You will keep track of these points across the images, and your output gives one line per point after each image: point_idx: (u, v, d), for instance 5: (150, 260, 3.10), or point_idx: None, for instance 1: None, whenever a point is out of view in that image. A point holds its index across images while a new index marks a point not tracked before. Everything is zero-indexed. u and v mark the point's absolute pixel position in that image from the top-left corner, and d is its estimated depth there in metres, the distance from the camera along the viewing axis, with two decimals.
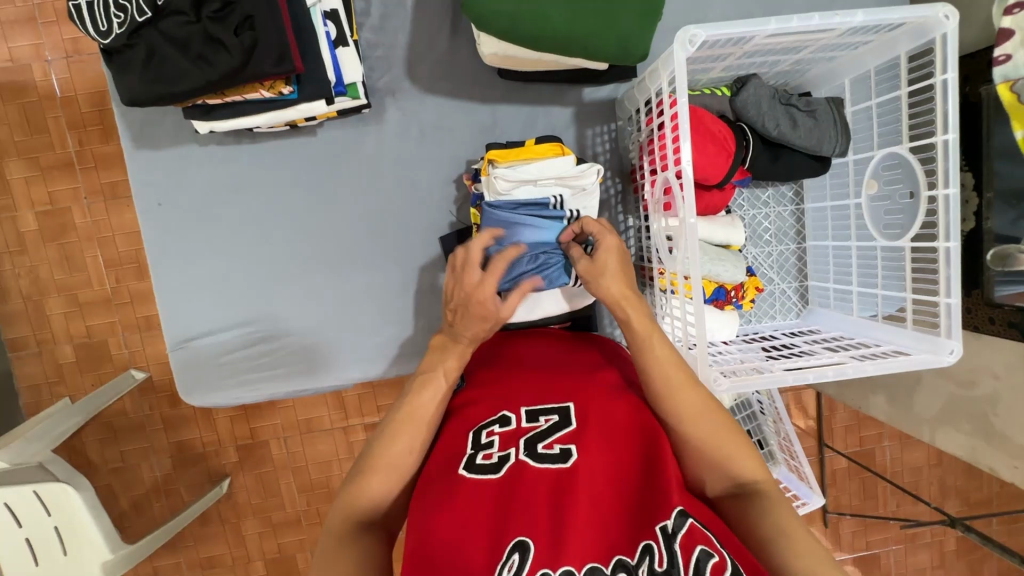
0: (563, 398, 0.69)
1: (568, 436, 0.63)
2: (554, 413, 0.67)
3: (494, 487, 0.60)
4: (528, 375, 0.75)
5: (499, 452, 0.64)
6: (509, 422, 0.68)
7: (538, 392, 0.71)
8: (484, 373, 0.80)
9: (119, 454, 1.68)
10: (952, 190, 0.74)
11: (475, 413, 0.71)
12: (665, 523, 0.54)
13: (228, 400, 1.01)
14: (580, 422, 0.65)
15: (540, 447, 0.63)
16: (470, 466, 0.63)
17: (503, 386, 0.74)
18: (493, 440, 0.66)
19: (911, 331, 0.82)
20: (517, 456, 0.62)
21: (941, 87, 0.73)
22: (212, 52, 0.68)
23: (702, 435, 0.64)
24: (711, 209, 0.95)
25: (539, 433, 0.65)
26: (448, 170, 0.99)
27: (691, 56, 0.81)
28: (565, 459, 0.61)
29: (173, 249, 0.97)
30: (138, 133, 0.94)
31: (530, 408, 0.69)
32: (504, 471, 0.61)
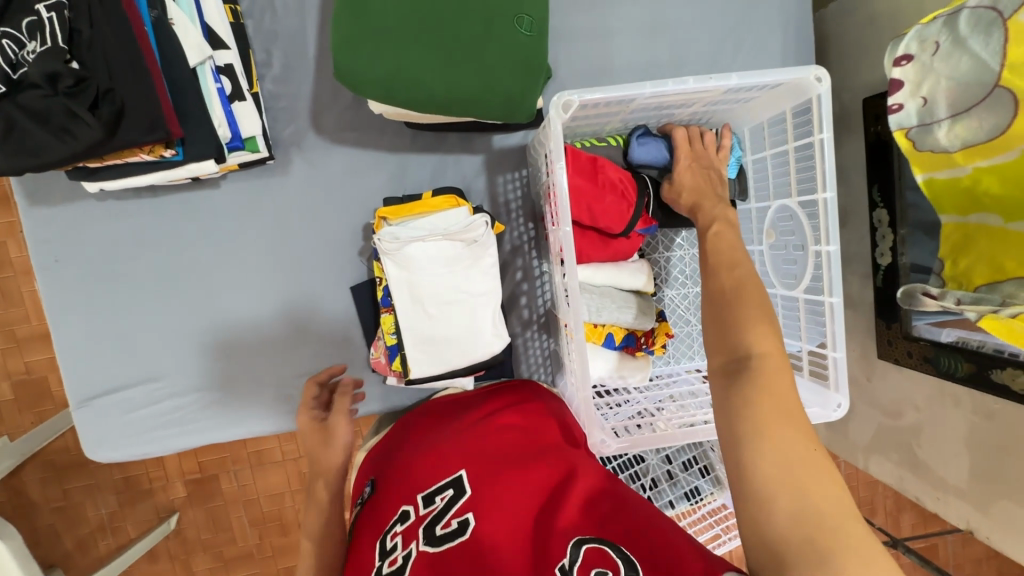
0: (455, 468, 0.68)
1: (465, 505, 0.63)
2: (447, 488, 0.66)
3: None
4: (425, 454, 0.73)
5: (402, 552, 0.61)
6: (408, 515, 0.65)
7: (432, 469, 0.70)
8: (389, 465, 0.77)
9: (62, 493, 1.64)
10: (833, 247, 0.75)
11: (380, 514, 0.69)
12: (562, 561, 0.53)
13: (137, 457, 0.99)
14: (473, 488, 0.64)
15: (438, 529, 0.61)
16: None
17: (404, 470, 0.72)
18: (397, 542, 0.63)
19: (806, 383, 0.83)
20: (418, 548, 0.60)
21: (819, 146, 0.73)
22: (75, 124, 0.66)
23: (728, 319, 0.57)
24: (620, 254, 0.95)
25: (437, 514, 0.63)
26: (359, 219, 0.98)
27: (581, 112, 0.81)
28: (463, 533, 0.60)
29: (74, 307, 0.94)
30: (30, 190, 0.91)
31: (425, 492, 0.67)
32: (408, 571, 0.58)
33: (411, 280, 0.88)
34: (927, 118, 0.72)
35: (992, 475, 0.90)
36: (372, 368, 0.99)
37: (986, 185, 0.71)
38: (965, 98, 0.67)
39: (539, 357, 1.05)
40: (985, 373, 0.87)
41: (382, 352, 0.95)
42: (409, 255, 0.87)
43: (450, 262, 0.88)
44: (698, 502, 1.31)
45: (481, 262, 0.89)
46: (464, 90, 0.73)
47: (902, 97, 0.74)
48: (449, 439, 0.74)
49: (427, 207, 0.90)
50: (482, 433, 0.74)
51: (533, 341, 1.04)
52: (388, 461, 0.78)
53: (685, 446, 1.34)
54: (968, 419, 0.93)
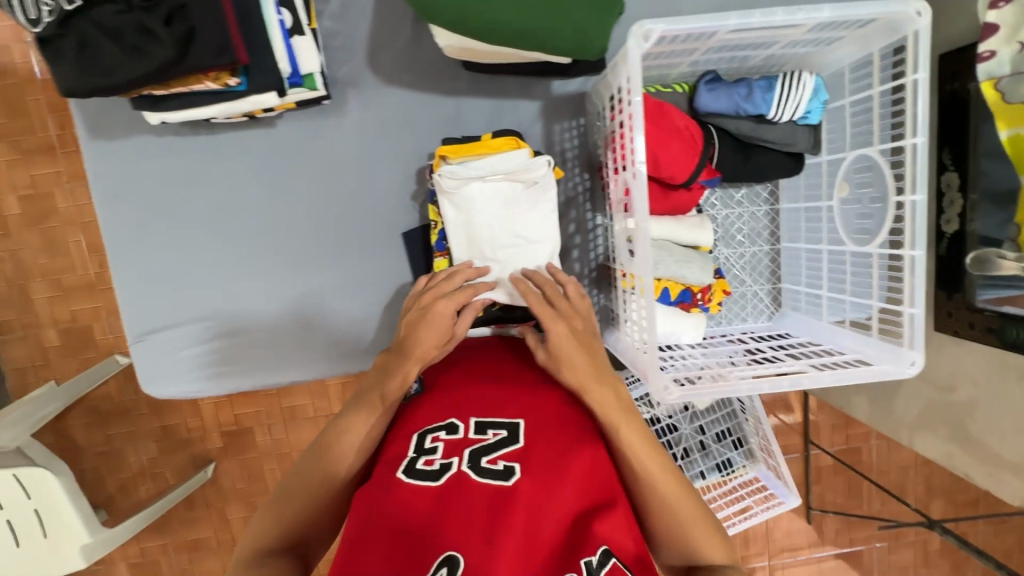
0: (515, 412, 0.70)
1: (515, 451, 0.65)
2: (502, 428, 0.68)
3: (433, 495, 0.61)
4: (481, 386, 0.75)
5: (442, 460, 0.65)
6: (457, 430, 0.69)
7: (491, 403, 0.72)
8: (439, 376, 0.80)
9: (106, 438, 1.69)
10: (919, 196, 0.71)
11: (423, 414, 0.72)
12: (589, 558, 0.56)
13: (190, 394, 1.01)
14: (528, 439, 0.66)
15: (483, 460, 0.64)
16: (409, 471, 0.64)
17: (458, 391, 0.75)
18: (438, 446, 0.67)
19: (877, 341, 0.80)
20: (460, 467, 0.64)
21: (912, 87, 0.69)
22: (147, 43, 0.65)
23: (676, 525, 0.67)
24: (680, 209, 0.93)
25: (485, 446, 0.66)
26: (412, 165, 0.97)
27: (656, 51, 0.77)
28: (508, 476, 0.62)
29: (132, 242, 0.96)
30: (92, 123, 0.91)
31: (479, 418, 0.70)
32: (444, 480, 0.62)
33: (470, 222, 0.88)
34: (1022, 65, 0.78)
35: None
36: None
37: None
38: None
39: None
40: None
41: None
42: (466, 195, 0.86)
43: (508, 204, 0.87)
44: (729, 473, 1.36)
45: (538, 207, 0.88)
46: (536, 18, 0.69)
47: (995, 43, 0.80)
48: (508, 383, 0.76)
49: (489, 150, 0.88)
50: (542, 388, 0.75)
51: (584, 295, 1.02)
52: (438, 375, 0.81)
53: (718, 418, 1.38)
54: None
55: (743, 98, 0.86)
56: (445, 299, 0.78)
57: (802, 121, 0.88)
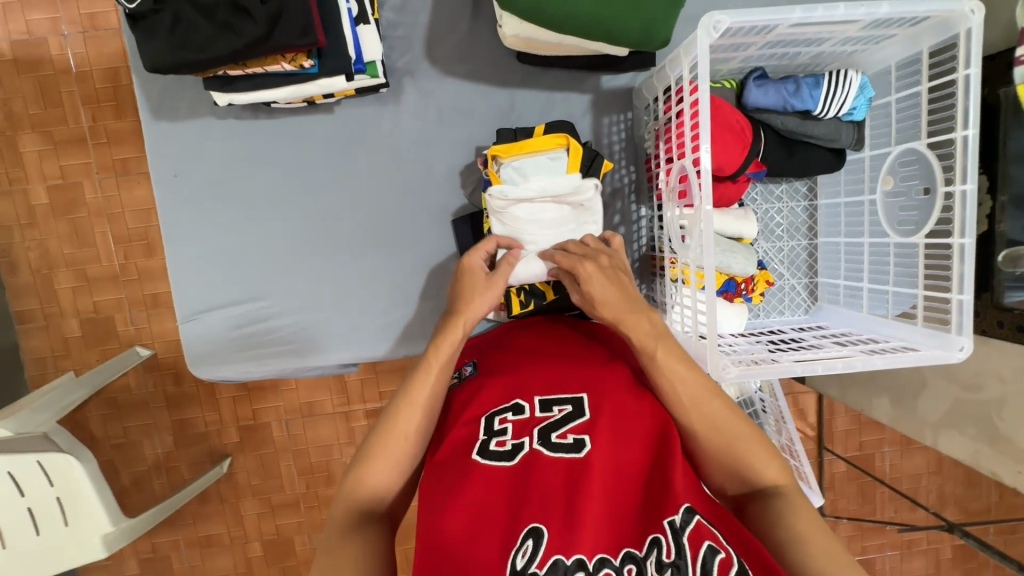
0: (577, 388, 0.70)
1: (583, 426, 0.65)
2: (567, 403, 0.68)
3: (508, 474, 0.62)
4: (540, 365, 0.75)
5: (513, 440, 0.65)
6: (522, 410, 0.69)
7: (552, 381, 0.72)
8: (494, 358, 0.80)
9: (123, 430, 1.67)
10: (969, 186, 0.74)
11: (486, 395, 0.72)
12: (672, 517, 0.56)
13: (238, 373, 1.02)
14: (593, 413, 0.66)
15: (553, 436, 0.64)
16: (482, 452, 0.64)
17: (518, 371, 0.75)
18: (507, 427, 0.67)
19: (922, 328, 0.82)
20: (531, 445, 0.64)
21: (965, 81, 0.72)
22: (237, 20, 0.68)
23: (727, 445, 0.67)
24: (725, 200, 0.96)
25: (553, 422, 0.66)
26: (462, 153, 0.99)
27: (714, 44, 0.81)
28: (579, 449, 0.62)
29: (187, 221, 0.97)
30: (155, 104, 0.94)
31: (543, 396, 0.70)
32: (517, 459, 0.63)
33: (525, 206, 0.89)
34: None
35: None
36: None
37: None
38: None
39: None
40: None
41: None
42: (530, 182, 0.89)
43: (557, 221, 0.89)
44: None
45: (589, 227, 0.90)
46: (605, 8, 0.73)
47: None
48: (565, 361, 0.75)
49: (544, 146, 0.90)
50: (600, 364, 0.74)
51: None
52: (493, 357, 0.81)
53: None
54: None
55: (791, 94, 0.90)
56: (476, 251, 0.83)
57: (847, 118, 0.91)
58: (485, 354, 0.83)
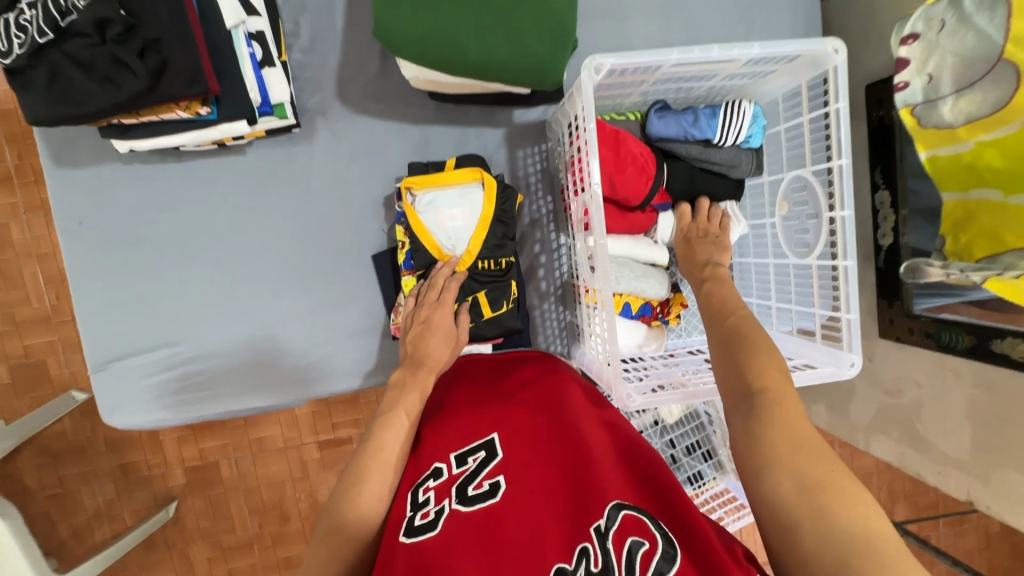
0: (487, 431, 0.71)
1: (497, 468, 0.65)
2: (480, 450, 0.69)
3: (431, 542, 0.59)
4: (458, 420, 0.75)
5: (434, 508, 0.63)
6: (442, 473, 0.68)
7: (466, 433, 0.72)
8: (419, 428, 0.79)
9: (59, 479, 1.59)
10: (848, 211, 0.78)
11: (410, 473, 0.71)
12: (597, 522, 0.56)
13: (155, 422, 0.99)
14: (506, 452, 0.67)
15: (469, 489, 0.64)
16: (408, 530, 0.61)
17: (436, 432, 0.75)
18: (430, 496, 0.65)
19: (820, 346, 0.86)
20: (450, 505, 0.63)
21: (835, 114, 0.77)
22: (120, 74, 0.68)
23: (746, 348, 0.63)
24: (636, 228, 0.98)
25: (469, 474, 0.66)
26: (380, 189, 1.00)
27: (607, 82, 0.84)
28: (494, 493, 0.62)
29: (97, 268, 0.95)
30: (57, 151, 0.92)
31: (458, 452, 0.70)
32: (440, 525, 0.60)
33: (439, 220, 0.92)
34: (933, 94, 0.77)
35: (990, 446, 0.90)
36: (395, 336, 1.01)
37: (988, 160, 0.74)
38: (970, 71, 0.71)
39: (556, 328, 1.07)
40: (986, 344, 0.88)
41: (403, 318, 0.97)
42: (440, 204, 0.92)
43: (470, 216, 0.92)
44: (700, 486, 1.39)
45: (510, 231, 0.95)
46: (493, 53, 0.75)
47: (908, 74, 0.79)
48: (479, 409, 0.76)
49: (454, 180, 0.93)
50: (513, 404, 0.75)
51: (551, 313, 1.06)
52: (420, 424, 0.80)
53: (686, 432, 1.42)
54: (969, 392, 0.93)
55: (690, 124, 0.93)
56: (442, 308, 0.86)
57: (745, 145, 0.95)
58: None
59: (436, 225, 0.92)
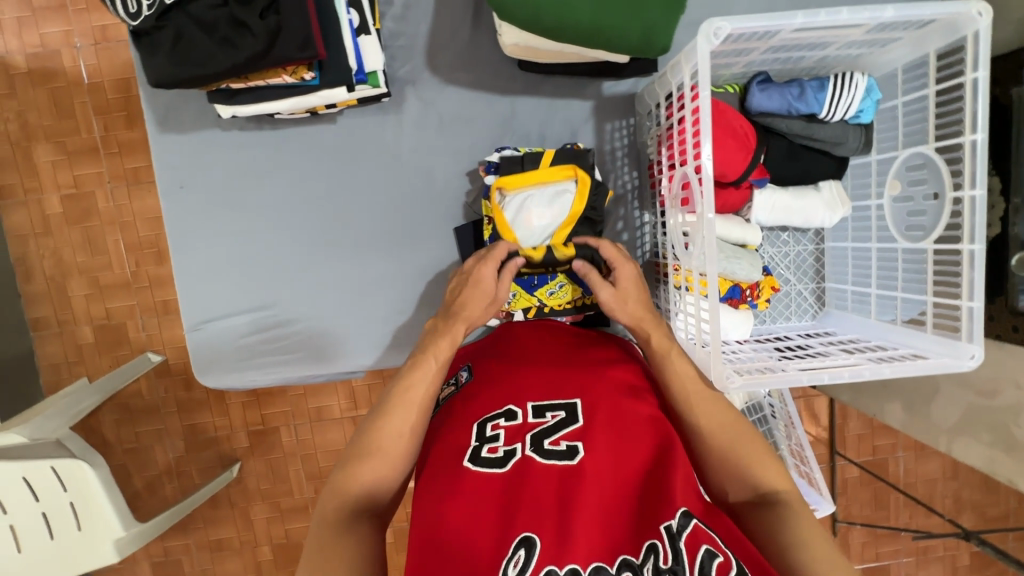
0: (570, 394, 0.72)
1: (575, 433, 0.66)
2: (561, 409, 0.70)
3: (498, 481, 0.63)
4: (540, 373, 0.76)
5: (505, 446, 0.66)
6: (515, 416, 0.70)
7: (546, 388, 0.73)
8: (492, 368, 0.80)
9: (135, 435, 1.69)
10: (979, 191, 0.72)
11: (480, 405, 0.74)
12: (669, 522, 0.56)
13: (241, 382, 1.03)
14: (587, 421, 0.67)
15: (546, 443, 0.65)
16: (475, 459, 0.66)
17: (512, 378, 0.76)
18: (499, 433, 0.68)
19: (932, 336, 0.80)
20: (523, 451, 0.65)
21: (973, 85, 0.71)
22: (238, 35, 0.69)
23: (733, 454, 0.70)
24: (729, 206, 0.95)
25: (546, 429, 0.67)
26: (463, 161, 1.00)
27: (715, 50, 0.80)
28: (572, 457, 0.63)
29: (192, 231, 0.99)
30: (160, 116, 0.95)
31: (536, 403, 0.71)
32: (510, 466, 0.64)
33: (528, 218, 0.88)
34: None
35: None
36: None
37: None
38: None
39: None
40: None
41: None
42: (533, 199, 0.88)
43: (559, 215, 0.89)
44: None
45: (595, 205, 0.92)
46: (603, 17, 0.73)
47: None
48: (559, 369, 0.77)
49: (548, 178, 0.88)
50: (593, 374, 0.75)
51: None
52: (491, 365, 0.81)
53: None
54: None
55: (795, 98, 0.89)
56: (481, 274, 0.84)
57: (854, 121, 0.90)
58: (480, 360, 0.84)
59: (523, 224, 0.88)
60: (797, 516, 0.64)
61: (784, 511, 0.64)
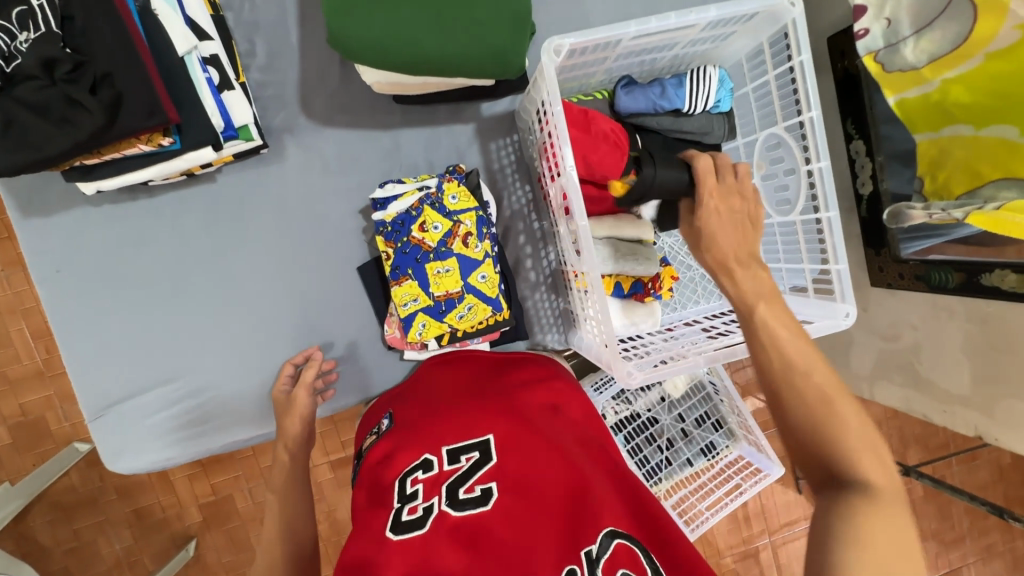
0: (483, 430, 0.70)
1: (489, 473, 0.65)
2: (474, 450, 0.68)
3: (419, 545, 0.61)
4: (453, 413, 0.74)
5: (423, 503, 0.65)
6: (431, 466, 0.68)
7: (460, 428, 0.71)
8: (409, 412, 0.80)
9: (72, 533, 1.56)
10: (824, 163, 0.78)
11: (400, 457, 0.72)
12: (589, 548, 0.57)
13: (159, 462, 0.97)
14: (499, 456, 0.67)
15: (461, 492, 0.64)
16: (396, 525, 0.63)
17: (426, 425, 0.74)
18: (418, 489, 0.66)
19: (812, 300, 0.86)
20: (439, 505, 0.64)
21: (800, 68, 0.77)
22: (75, 114, 0.67)
23: (807, 422, 0.57)
24: (618, 206, 0.98)
25: (460, 475, 0.66)
26: (356, 200, 0.99)
27: (570, 63, 0.83)
28: (486, 501, 0.63)
29: (81, 314, 0.94)
30: (24, 201, 0.90)
31: (450, 446, 0.69)
32: (428, 525, 0.62)
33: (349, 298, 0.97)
34: (893, 38, 0.81)
35: (991, 378, 0.89)
36: (388, 346, 1.01)
37: (955, 95, 0.77)
38: (927, 11, 0.77)
39: (551, 318, 1.07)
40: (976, 280, 0.86)
41: (396, 328, 0.97)
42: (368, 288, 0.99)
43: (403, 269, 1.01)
44: (714, 457, 1.39)
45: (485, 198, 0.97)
46: (450, 48, 0.75)
47: (867, 21, 0.83)
48: (472, 404, 0.75)
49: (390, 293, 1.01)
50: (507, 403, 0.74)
51: (543, 301, 1.06)
52: (410, 410, 0.80)
53: (695, 404, 1.41)
54: (963, 328, 0.92)
55: (658, 96, 0.93)
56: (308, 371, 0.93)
57: (716, 110, 0.95)
58: (401, 406, 0.82)
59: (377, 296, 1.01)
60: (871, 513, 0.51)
61: (842, 514, 0.52)
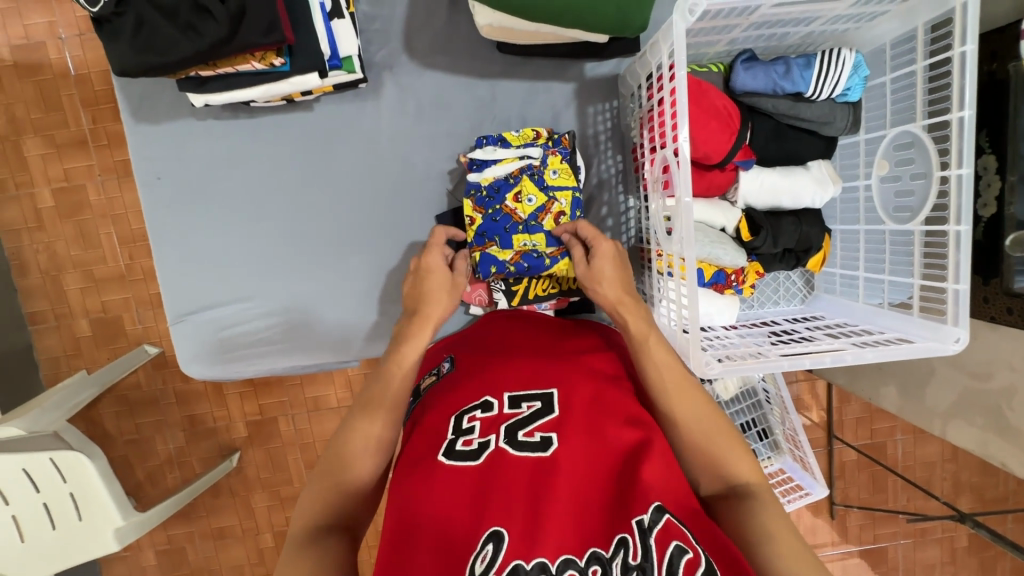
0: (547, 383, 0.70)
1: (550, 424, 0.65)
2: (536, 400, 0.68)
3: (473, 474, 0.61)
4: (514, 363, 0.75)
5: (479, 439, 0.65)
6: (491, 408, 0.68)
7: (522, 378, 0.72)
8: (472, 356, 0.80)
9: (134, 426, 1.68)
10: (966, 170, 0.70)
11: (458, 396, 0.72)
12: (641, 516, 0.54)
13: (231, 374, 1.03)
14: (562, 410, 0.66)
15: (520, 435, 0.64)
16: (449, 453, 0.64)
17: (491, 371, 0.74)
18: (475, 425, 0.67)
19: (917, 319, 0.79)
20: (497, 443, 0.64)
21: (961, 59, 0.69)
22: (201, 21, 0.68)
23: (696, 434, 0.68)
24: (713, 189, 0.92)
25: (521, 420, 0.66)
26: (443, 146, 0.98)
27: (695, 28, 0.78)
28: (545, 448, 0.62)
29: (174, 222, 0.98)
30: (137, 106, 0.94)
31: (513, 393, 0.70)
32: (483, 458, 0.62)
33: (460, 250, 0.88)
34: None
35: None
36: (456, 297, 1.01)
37: None
38: None
39: None
40: None
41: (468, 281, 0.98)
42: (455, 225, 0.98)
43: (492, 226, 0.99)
44: None
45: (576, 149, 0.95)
46: None
47: None
48: (536, 359, 0.75)
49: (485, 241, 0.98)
50: (570, 364, 0.73)
51: None
52: (470, 355, 0.81)
53: (743, 409, 1.35)
54: None
55: (781, 76, 0.86)
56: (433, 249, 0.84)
57: (842, 99, 0.88)
58: (463, 351, 0.83)
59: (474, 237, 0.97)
60: (776, 544, 0.59)
61: (757, 507, 0.62)
